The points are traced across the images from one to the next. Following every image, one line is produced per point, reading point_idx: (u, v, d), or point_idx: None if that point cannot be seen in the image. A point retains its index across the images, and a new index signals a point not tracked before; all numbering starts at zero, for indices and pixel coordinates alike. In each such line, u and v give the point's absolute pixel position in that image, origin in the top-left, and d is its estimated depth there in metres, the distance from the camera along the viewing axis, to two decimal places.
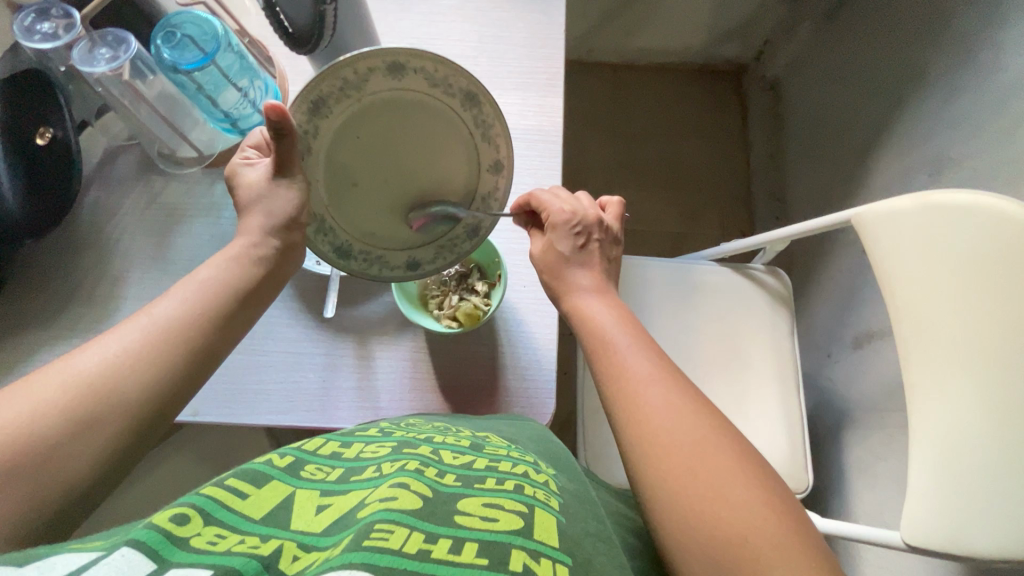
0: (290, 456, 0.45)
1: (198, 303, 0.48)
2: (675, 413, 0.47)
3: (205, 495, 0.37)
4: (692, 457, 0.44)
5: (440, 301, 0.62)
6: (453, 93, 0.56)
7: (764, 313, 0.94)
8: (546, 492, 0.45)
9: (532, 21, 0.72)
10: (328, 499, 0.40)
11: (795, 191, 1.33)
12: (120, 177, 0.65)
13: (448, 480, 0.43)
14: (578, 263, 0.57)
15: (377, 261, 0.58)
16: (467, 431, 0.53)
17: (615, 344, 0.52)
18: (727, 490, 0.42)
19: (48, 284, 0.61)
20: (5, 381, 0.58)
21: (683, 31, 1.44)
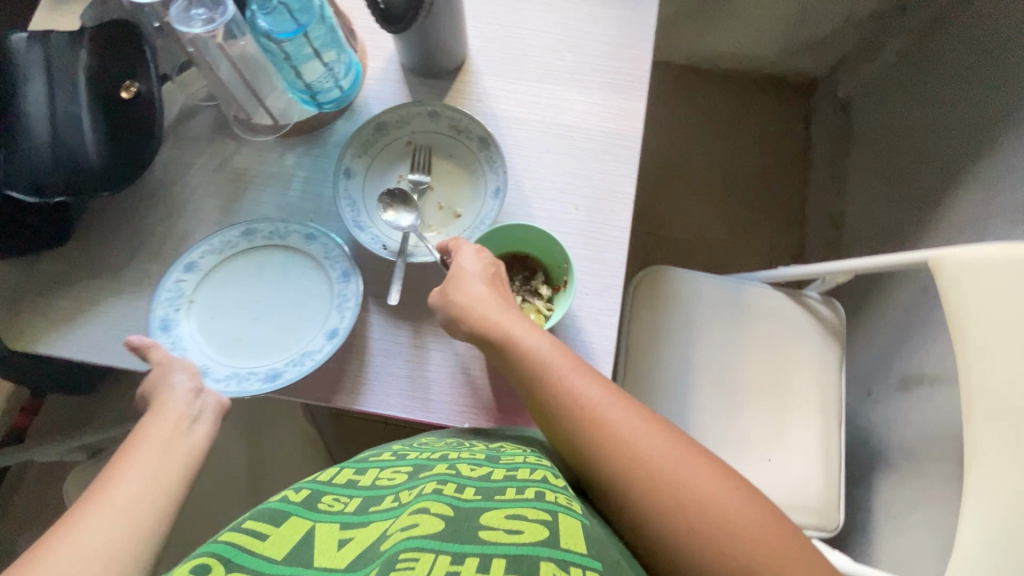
0: (306, 490, 0.47)
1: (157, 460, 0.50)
2: (641, 434, 0.50)
3: (226, 543, 0.40)
4: (672, 470, 0.48)
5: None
6: (285, 233, 0.61)
7: (814, 344, 0.91)
8: (567, 497, 0.46)
9: (622, 19, 0.69)
10: (349, 533, 0.42)
11: (853, 219, 1.28)
12: (193, 135, 0.65)
13: (467, 495, 0.44)
14: (481, 280, 0.56)
15: (310, 356, 0.57)
16: (481, 444, 0.54)
17: (566, 374, 0.52)
18: (708, 493, 0.47)
19: (114, 234, 0.62)
20: (68, 325, 0.60)
21: (756, 39, 1.39)
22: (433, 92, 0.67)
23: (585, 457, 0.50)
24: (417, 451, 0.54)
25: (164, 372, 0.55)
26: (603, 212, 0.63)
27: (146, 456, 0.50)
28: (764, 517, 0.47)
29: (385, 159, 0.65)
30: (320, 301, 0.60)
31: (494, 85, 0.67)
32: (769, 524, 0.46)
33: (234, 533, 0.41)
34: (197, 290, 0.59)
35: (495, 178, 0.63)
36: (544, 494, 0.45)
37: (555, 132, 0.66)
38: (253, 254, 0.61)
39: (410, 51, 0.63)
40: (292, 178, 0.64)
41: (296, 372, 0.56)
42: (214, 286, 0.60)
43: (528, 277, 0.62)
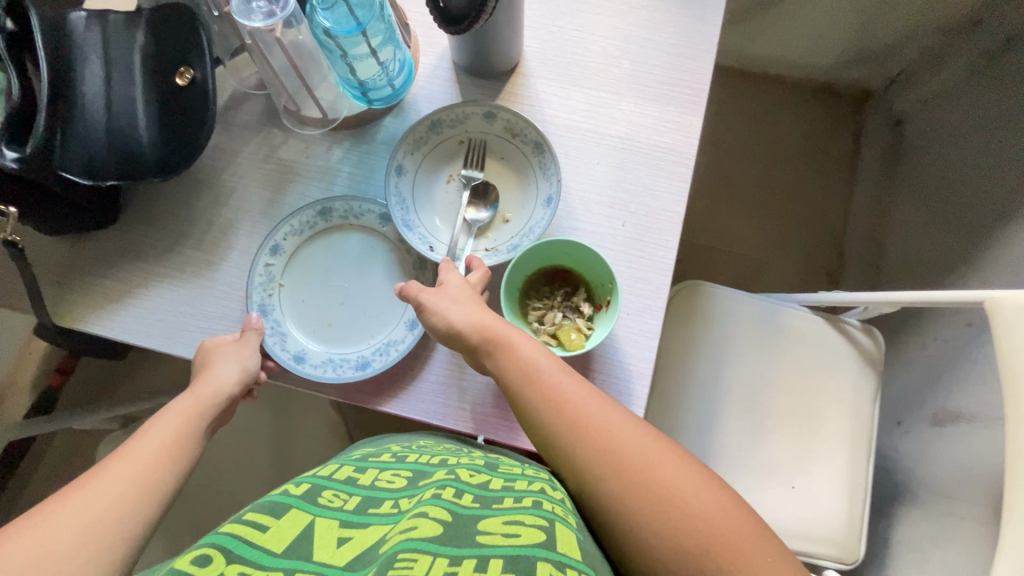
0: (307, 484, 0.48)
1: (171, 439, 0.51)
2: (622, 435, 0.49)
3: (227, 534, 0.40)
4: (651, 470, 0.48)
5: (541, 316, 0.61)
6: (372, 217, 0.61)
7: (849, 372, 0.88)
8: (564, 509, 0.46)
9: (684, 26, 0.66)
10: (348, 531, 0.42)
11: (897, 242, 1.23)
12: (242, 124, 0.64)
13: (465, 501, 0.44)
14: (465, 295, 0.56)
15: (392, 347, 0.58)
16: (479, 454, 0.55)
17: (549, 374, 0.52)
18: (684, 492, 0.46)
19: (161, 219, 0.63)
20: (114, 307, 0.61)
21: (811, 45, 1.33)
22: (485, 93, 0.66)
23: (566, 455, 0.50)
24: (416, 454, 0.55)
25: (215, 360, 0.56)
26: (650, 230, 0.62)
27: (160, 434, 0.51)
28: (741, 518, 0.46)
29: (437, 158, 0.64)
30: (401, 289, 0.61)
31: (547, 89, 0.65)
32: (746, 523, 0.45)
33: (234, 525, 0.42)
34: (285, 270, 0.61)
35: (547, 185, 0.62)
36: (541, 503, 0.45)
37: (606, 143, 0.64)
38: (336, 234, 0.62)
39: (464, 51, 0.61)
40: (338, 173, 0.63)
41: (383, 361, 0.58)
42: (300, 267, 0.61)
43: (569, 294, 0.61)
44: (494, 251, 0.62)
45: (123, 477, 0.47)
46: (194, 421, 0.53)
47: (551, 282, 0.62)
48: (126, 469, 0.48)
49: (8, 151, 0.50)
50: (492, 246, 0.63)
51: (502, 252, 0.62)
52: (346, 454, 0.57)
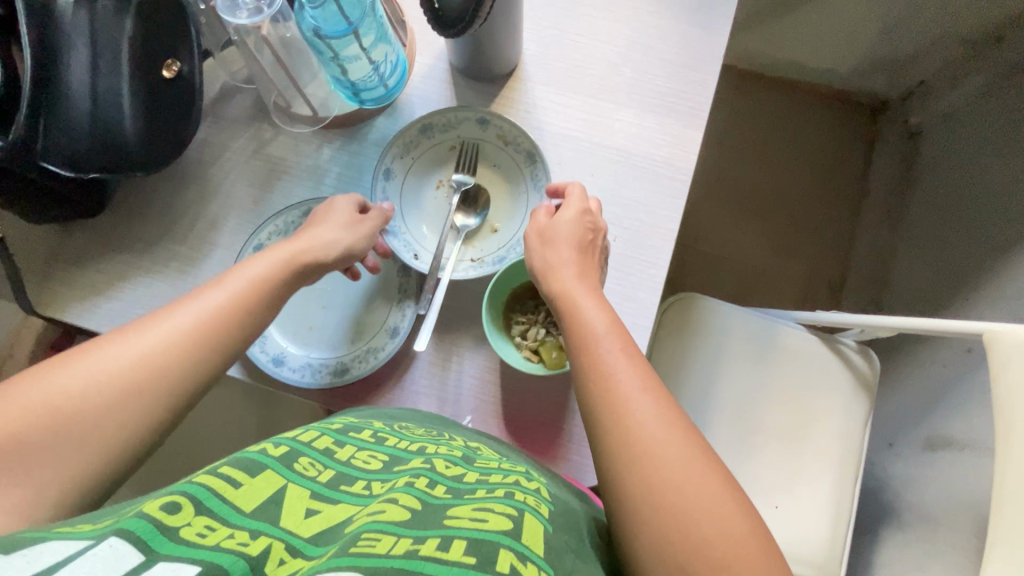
0: (286, 446, 0.43)
1: (229, 314, 0.47)
2: (652, 410, 0.43)
3: (200, 484, 0.35)
4: (667, 453, 0.41)
5: (523, 332, 0.58)
6: None
7: (842, 394, 0.87)
8: (537, 498, 0.42)
9: (689, 36, 0.64)
10: (319, 504, 0.38)
11: (904, 258, 1.21)
12: (232, 117, 0.63)
13: (438, 491, 0.40)
14: (573, 247, 0.53)
15: (372, 352, 0.58)
16: (458, 440, 0.50)
17: (596, 335, 0.47)
18: (693, 487, 0.40)
19: (147, 212, 0.62)
20: (97, 299, 0.60)
21: (828, 51, 1.28)
22: (480, 97, 0.64)
23: (589, 413, 0.45)
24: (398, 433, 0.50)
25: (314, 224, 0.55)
26: (642, 247, 0.60)
27: (205, 308, 0.47)
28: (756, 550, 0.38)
29: (426, 163, 0.63)
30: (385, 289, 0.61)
31: (544, 95, 0.64)
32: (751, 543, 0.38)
33: (207, 476, 0.37)
34: None
35: (537, 199, 0.61)
36: (514, 493, 0.41)
37: (603, 155, 0.62)
38: None
39: (460, 53, 0.60)
40: (326, 173, 0.62)
41: (362, 368, 0.57)
42: None
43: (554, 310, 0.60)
44: (479, 262, 0.61)
45: (164, 340, 0.44)
46: (252, 300, 0.49)
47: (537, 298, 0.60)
48: (136, 354, 0.43)
49: None
50: (479, 256, 0.62)
51: (486, 264, 0.60)
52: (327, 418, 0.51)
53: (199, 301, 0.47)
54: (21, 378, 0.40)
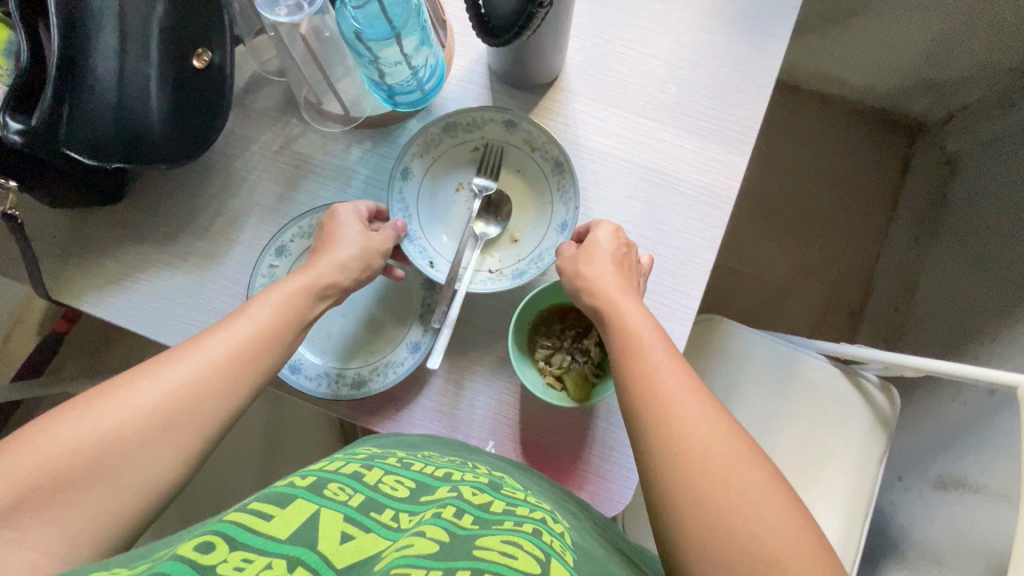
0: (313, 476, 0.42)
1: (261, 343, 0.46)
2: (695, 404, 0.42)
3: (231, 522, 0.36)
4: (707, 443, 0.40)
5: (548, 355, 0.57)
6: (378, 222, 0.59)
7: (861, 430, 0.85)
8: (563, 543, 0.40)
9: (739, 57, 0.61)
10: (353, 528, 0.37)
11: (929, 290, 1.17)
12: (260, 110, 0.61)
13: (465, 521, 0.39)
14: (612, 262, 0.52)
15: (390, 366, 0.56)
16: (483, 468, 0.49)
17: (637, 333, 0.47)
18: (734, 477, 0.38)
19: (168, 202, 0.60)
20: (112, 289, 0.59)
21: (868, 67, 1.23)
22: (518, 106, 0.61)
23: (626, 405, 0.44)
24: (421, 461, 0.49)
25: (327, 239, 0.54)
26: (675, 276, 0.58)
27: (238, 338, 0.45)
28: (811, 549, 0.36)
29: (448, 162, 0.61)
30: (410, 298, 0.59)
31: (585, 108, 0.61)
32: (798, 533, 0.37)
33: (239, 513, 0.37)
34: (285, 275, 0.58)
35: (563, 211, 0.58)
36: (540, 532, 0.40)
37: (642, 176, 0.60)
38: None
39: (501, 59, 0.57)
40: (353, 175, 0.60)
41: (380, 382, 0.56)
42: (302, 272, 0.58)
43: (580, 335, 0.58)
44: (497, 274, 0.59)
45: (196, 373, 0.43)
46: (285, 328, 0.48)
47: (564, 321, 0.59)
48: (166, 386, 0.42)
49: (13, 121, 0.48)
50: (497, 267, 0.60)
51: (505, 276, 0.59)
52: (350, 449, 0.50)
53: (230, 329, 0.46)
54: (51, 417, 0.39)
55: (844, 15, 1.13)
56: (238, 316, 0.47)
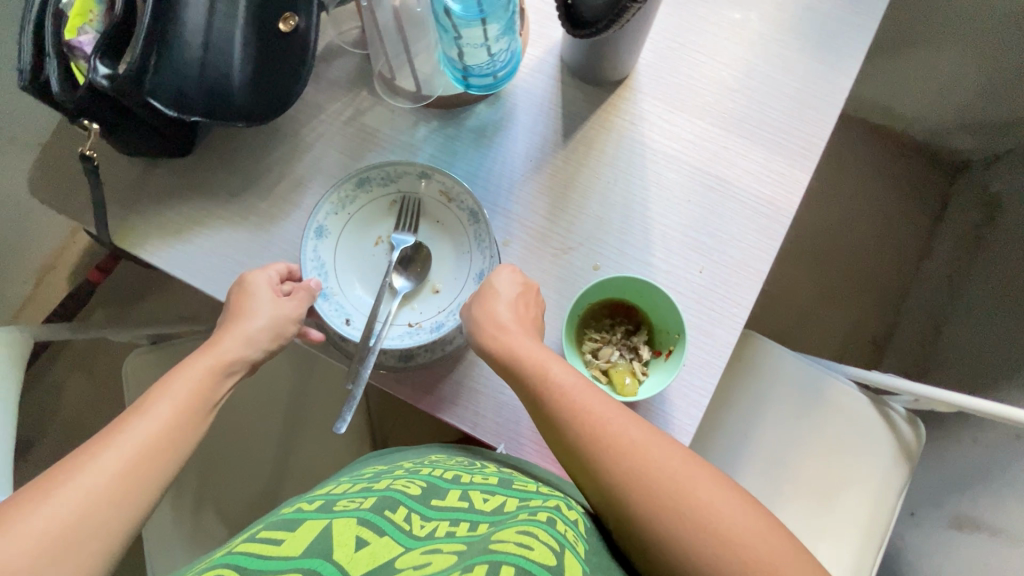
0: (320, 499, 0.43)
1: (167, 435, 0.46)
2: (621, 425, 0.46)
3: (241, 551, 0.37)
4: (658, 471, 0.43)
5: (593, 346, 0.59)
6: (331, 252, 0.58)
7: (883, 460, 0.84)
8: (576, 533, 0.42)
9: (811, 73, 0.61)
10: (368, 532, 0.38)
11: (960, 330, 1.15)
12: (333, 79, 0.62)
13: (480, 528, 0.41)
14: (513, 300, 0.53)
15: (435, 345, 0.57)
16: (492, 469, 0.50)
17: (544, 372, 0.49)
18: (678, 476, 0.43)
19: (236, 160, 0.61)
20: (173, 239, 0.60)
21: (923, 100, 1.20)
22: (587, 100, 0.61)
23: (559, 443, 0.48)
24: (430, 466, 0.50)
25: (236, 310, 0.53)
26: (728, 283, 0.58)
27: (171, 406, 0.47)
28: (768, 535, 0.41)
29: (367, 215, 0.59)
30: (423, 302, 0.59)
31: (652, 109, 0.61)
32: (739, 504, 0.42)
33: (248, 543, 0.38)
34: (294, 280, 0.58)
35: (481, 261, 0.58)
36: (556, 521, 0.42)
37: (702, 181, 0.60)
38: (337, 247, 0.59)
39: (577, 52, 0.58)
40: (420, 151, 0.61)
41: (430, 357, 0.57)
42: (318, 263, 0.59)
43: (628, 332, 0.60)
44: (416, 327, 0.58)
45: (135, 449, 0.44)
46: (193, 412, 0.48)
47: (611, 318, 0.60)
48: (107, 469, 0.42)
49: (100, 66, 0.49)
50: (418, 320, 0.58)
51: (423, 331, 0.57)
52: (357, 470, 0.52)
53: (133, 425, 0.45)
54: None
55: (903, 44, 1.12)
56: (139, 411, 0.46)
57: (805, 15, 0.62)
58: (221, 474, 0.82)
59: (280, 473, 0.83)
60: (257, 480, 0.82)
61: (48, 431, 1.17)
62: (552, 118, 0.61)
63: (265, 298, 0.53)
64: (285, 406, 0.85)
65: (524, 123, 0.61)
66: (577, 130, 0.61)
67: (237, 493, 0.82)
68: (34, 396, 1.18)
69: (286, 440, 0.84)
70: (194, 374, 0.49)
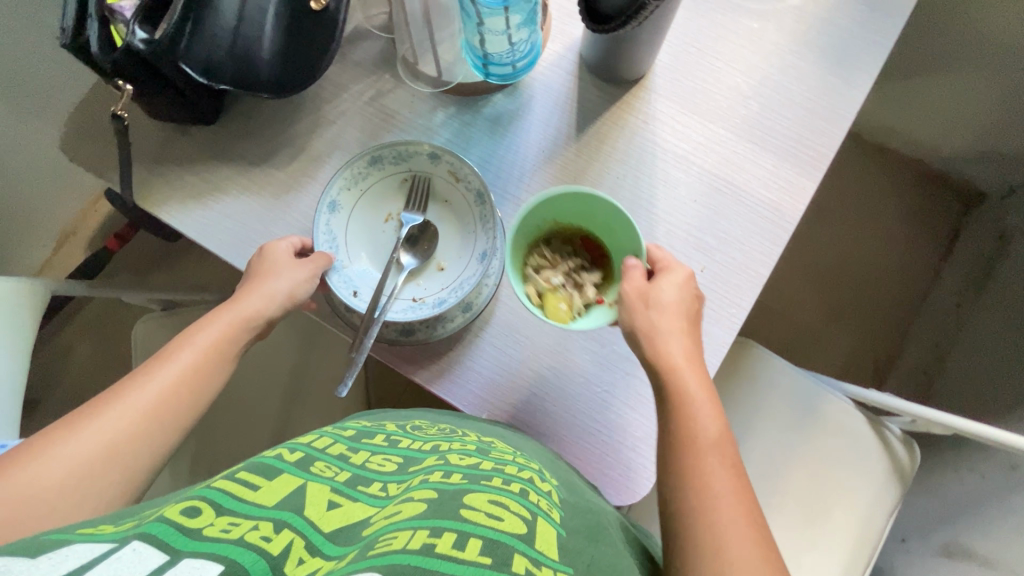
0: (300, 452, 0.45)
1: (183, 383, 0.50)
2: (715, 440, 0.49)
3: (218, 489, 0.38)
4: (718, 503, 0.46)
5: (542, 262, 0.59)
6: (346, 224, 0.59)
7: (875, 480, 0.84)
8: (549, 502, 0.43)
9: (824, 86, 0.62)
10: (340, 498, 0.40)
11: (965, 360, 1.13)
12: (358, 60, 0.64)
13: (454, 480, 0.42)
14: (677, 315, 0.53)
15: (435, 321, 0.58)
16: (472, 435, 0.51)
17: (687, 382, 0.51)
18: (738, 543, 0.44)
19: (256, 132, 0.63)
20: (191, 201, 0.62)
21: (939, 127, 1.19)
22: (602, 97, 0.63)
23: (666, 438, 0.50)
24: (409, 439, 0.52)
25: (260, 270, 0.56)
26: (728, 284, 0.59)
27: (190, 357, 0.51)
28: None
29: (379, 191, 0.60)
30: (428, 281, 0.60)
31: (667, 110, 0.62)
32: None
33: (225, 483, 0.39)
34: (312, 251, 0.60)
35: (485, 242, 0.59)
36: (528, 492, 0.42)
37: (709, 183, 0.61)
38: (349, 222, 0.60)
39: (596, 49, 0.59)
40: (436, 135, 0.63)
41: (428, 334, 0.58)
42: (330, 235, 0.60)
43: (581, 267, 0.59)
44: (420, 302, 0.59)
45: (161, 392, 0.49)
46: (214, 362, 0.52)
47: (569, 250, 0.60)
48: (135, 408, 0.48)
49: (139, 31, 0.52)
50: (421, 296, 0.60)
51: (427, 306, 0.58)
52: (341, 423, 0.54)
53: (158, 372, 0.50)
54: (35, 449, 0.44)
55: (923, 70, 1.12)
56: (160, 361, 0.51)
57: (822, 29, 0.63)
58: (217, 439, 0.84)
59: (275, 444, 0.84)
60: (251, 447, 0.84)
61: (54, 388, 1.20)
62: (567, 112, 0.63)
63: (282, 259, 0.56)
64: (285, 377, 0.87)
65: (540, 116, 0.63)
66: (590, 125, 0.62)
67: (231, 460, 0.83)
68: (43, 354, 1.21)
69: (284, 411, 0.86)
70: (213, 330, 0.53)
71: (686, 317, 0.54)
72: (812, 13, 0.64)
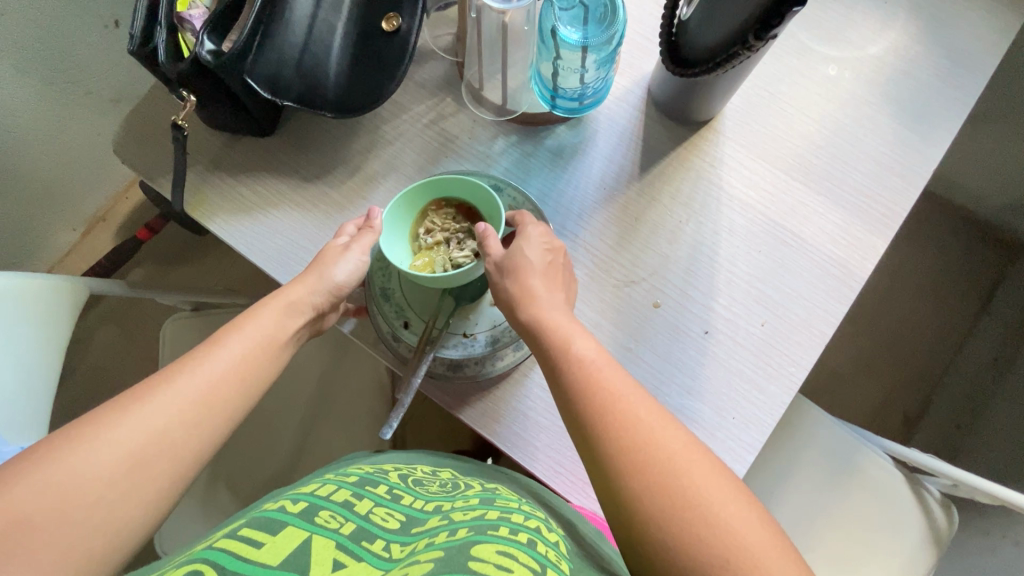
0: (303, 502, 0.43)
1: (232, 372, 0.47)
2: (601, 357, 0.47)
3: (221, 549, 0.36)
4: (633, 416, 0.43)
5: (431, 225, 0.57)
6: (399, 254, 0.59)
7: (909, 542, 0.81)
8: (558, 553, 0.40)
9: (900, 140, 0.60)
10: (345, 556, 0.38)
11: (1003, 419, 1.09)
12: (420, 81, 0.62)
13: (459, 535, 0.39)
14: (541, 275, 0.52)
15: (483, 358, 0.57)
16: (476, 488, 0.50)
17: (595, 363, 0.46)
18: (722, 495, 0.40)
19: (312, 147, 0.62)
20: (238, 213, 0.61)
21: (990, 177, 1.16)
22: (668, 138, 0.61)
23: (580, 428, 0.44)
24: (411, 491, 0.50)
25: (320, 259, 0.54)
26: (789, 340, 0.57)
27: (245, 343, 0.49)
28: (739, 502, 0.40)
29: None
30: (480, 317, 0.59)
31: (734, 153, 0.60)
32: (763, 523, 0.39)
33: (228, 540, 0.38)
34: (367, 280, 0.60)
35: None
36: (536, 543, 0.40)
37: (772, 230, 0.59)
38: None
39: (668, 89, 0.57)
40: (495, 163, 0.61)
41: (476, 372, 0.57)
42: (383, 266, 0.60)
43: (467, 233, 0.57)
44: (471, 339, 0.58)
45: (216, 377, 0.46)
46: (268, 349, 0.50)
47: (458, 215, 0.57)
48: (187, 392, 0.45)
49: (207, 41, 0.50)
50: (472, 331, 0.58)
51: (478, 343, 0.57)
52: (343, 469, 0.52)
53: (210, 356, 0.47)
54: (82, 432, 0.40)
55: (977, 118, 1.09)
56: (207, 347, 0.48)
57: (900, 82, 0.61)
58: (241, 446, 0.83)
59: (298, 456, 0.83)
60: (273, 457, 0.83)
61: (74, 372, 1.19)
62: (631, 149, 0.61)
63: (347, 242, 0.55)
64: (312, 388, 0.85)
65: (603, 151, 0.61)
66: (654, 165, 0.61)
67: (252, 470, 0.82)
68: None
69: (308, 425, 0.84)
70: (271, 314, 0.51)
71: (547, 274, 0.52)
72: (891, 64, 0.61)
